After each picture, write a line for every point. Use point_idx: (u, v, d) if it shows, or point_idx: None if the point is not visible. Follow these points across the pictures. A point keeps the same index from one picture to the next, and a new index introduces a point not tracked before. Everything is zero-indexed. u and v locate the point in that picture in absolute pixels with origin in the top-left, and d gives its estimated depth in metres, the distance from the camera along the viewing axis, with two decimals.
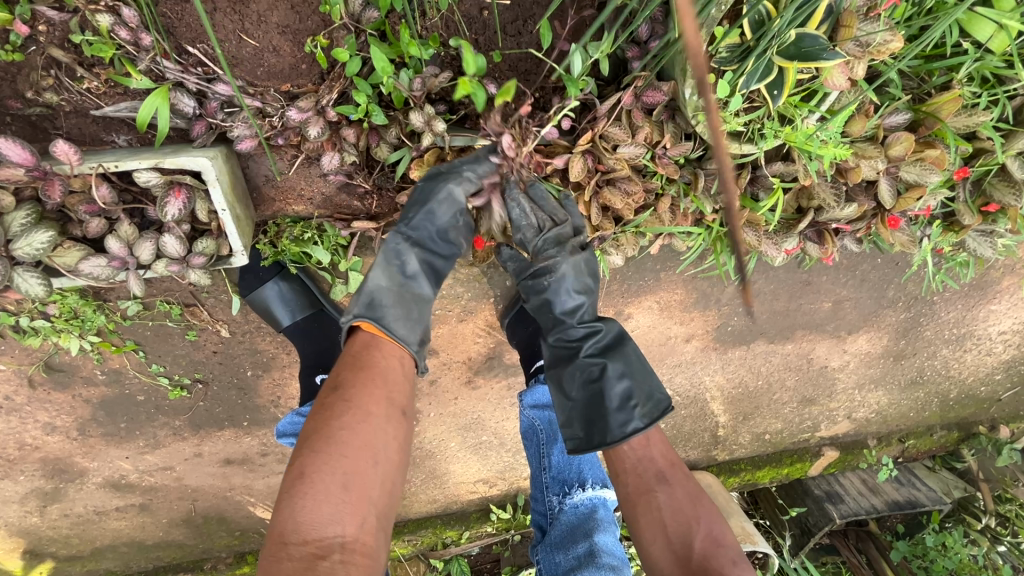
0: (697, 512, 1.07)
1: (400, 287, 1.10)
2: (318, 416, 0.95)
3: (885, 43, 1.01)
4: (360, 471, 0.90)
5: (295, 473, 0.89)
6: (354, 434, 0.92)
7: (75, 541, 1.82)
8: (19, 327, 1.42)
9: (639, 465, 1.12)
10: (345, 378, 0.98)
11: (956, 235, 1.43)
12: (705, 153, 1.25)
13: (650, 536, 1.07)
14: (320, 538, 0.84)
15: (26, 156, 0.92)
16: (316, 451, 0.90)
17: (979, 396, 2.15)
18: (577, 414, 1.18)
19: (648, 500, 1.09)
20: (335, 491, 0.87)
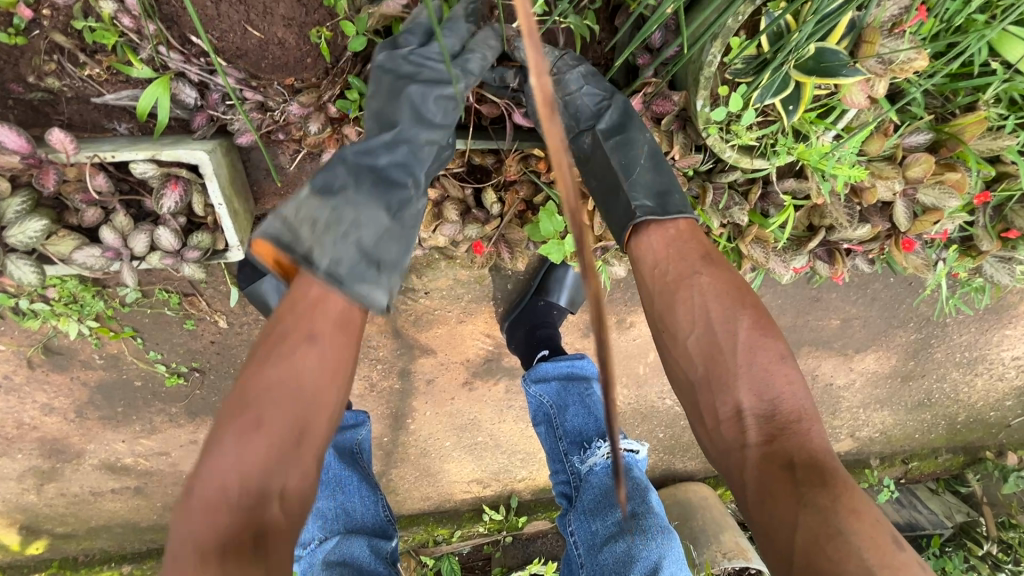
0: (741, 299, 0.89)
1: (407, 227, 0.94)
2: (277, 356, 0.80)
3: (909, 62, 0.97)
4: (313, 427, 0.79)
5: (249, 419, 0.75)
6: (317, 389, 0.80)
7: (70, 520, 1.84)
8: (18, 309, 1.42)
9: (677, 250, 0.95)
10: (320, 326, 0.82)
11: (973, 261, 1.38)
12: (715, 165, 1.20)
13: (686, 329, 0.89)
14: (260, 489, 0.74)
15: (21, 143, 0.91)
16: (270, 398, 0.77)
17: (987, 420, 2.10)
18: (645, 180, 1.01)
19: (687, 288, 0.90)
20: (288, 444, 0.76)
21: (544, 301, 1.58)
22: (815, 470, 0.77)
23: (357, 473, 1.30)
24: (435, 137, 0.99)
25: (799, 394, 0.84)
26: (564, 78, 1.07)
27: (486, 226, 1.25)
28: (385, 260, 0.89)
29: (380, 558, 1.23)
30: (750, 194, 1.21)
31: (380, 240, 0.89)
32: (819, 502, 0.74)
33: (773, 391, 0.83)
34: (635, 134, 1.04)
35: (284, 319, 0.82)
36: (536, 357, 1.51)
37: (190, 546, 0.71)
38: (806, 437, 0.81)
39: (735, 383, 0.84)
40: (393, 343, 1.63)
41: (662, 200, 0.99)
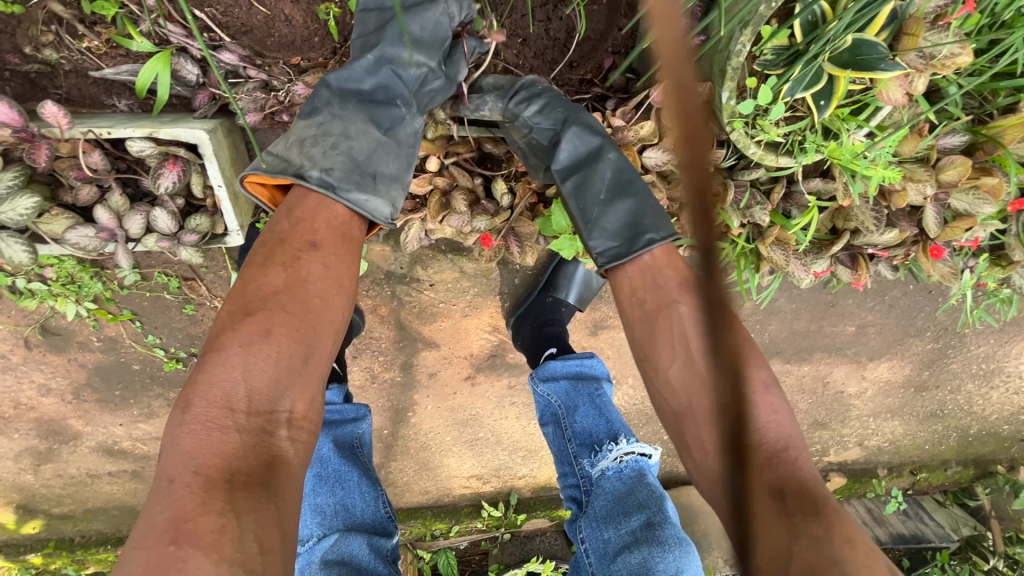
0: (724, 326, 0.88)
1: (400, 147, 0.99)
2: (282, 267, 0.81)
3: (952, 57, 0.90)
4: (315, 348, 0.80)
5: (255, 330, 0.76)
6: (320, 308, 0.82)
7: (66, 501, 1.83)
8: (15, 287, 1.39)
9: (653, 278, 0.92)
10: (325, 240, 0.85)
11: (1003, 271, 1.32)
12: (738, 162, 1.15)
13: (669, 360, 0.85)
14: (270, 410, 0.75)
15: (14, 117, 0.86)
16: (275, 315, 0.77)
17: (1000, 434, 2.04)
18: (606, 221, 0.98)
19: (668, 318, 0.87)
20: (294, 362, 0.77)
21: (553, 298, 1.53)
22: (806, 498, 0.75)
23: (357, 468, 1.27)
24: (422, 58, 0.99)
25: (782, 424, 0.84)
26: (517, 120, 1.06)
27: (495, 218, 1.20)
28: (380, 173, 0.95)
29: (379, 557, 1.19)
30: (772, 194, 1.15)
31: (373, 155, 0.95)
32: (811, 528, 0.72)
33: (759, 422, 0.82)
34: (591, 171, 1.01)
35: (291, 234, 0.84)
36: (543, 356, 1.46)
37: (191, 467, 0.69)
38: (793, 467, 0.80)
39: None
40: (395, 335, 1.60)
41: (627, 238, 0.95)
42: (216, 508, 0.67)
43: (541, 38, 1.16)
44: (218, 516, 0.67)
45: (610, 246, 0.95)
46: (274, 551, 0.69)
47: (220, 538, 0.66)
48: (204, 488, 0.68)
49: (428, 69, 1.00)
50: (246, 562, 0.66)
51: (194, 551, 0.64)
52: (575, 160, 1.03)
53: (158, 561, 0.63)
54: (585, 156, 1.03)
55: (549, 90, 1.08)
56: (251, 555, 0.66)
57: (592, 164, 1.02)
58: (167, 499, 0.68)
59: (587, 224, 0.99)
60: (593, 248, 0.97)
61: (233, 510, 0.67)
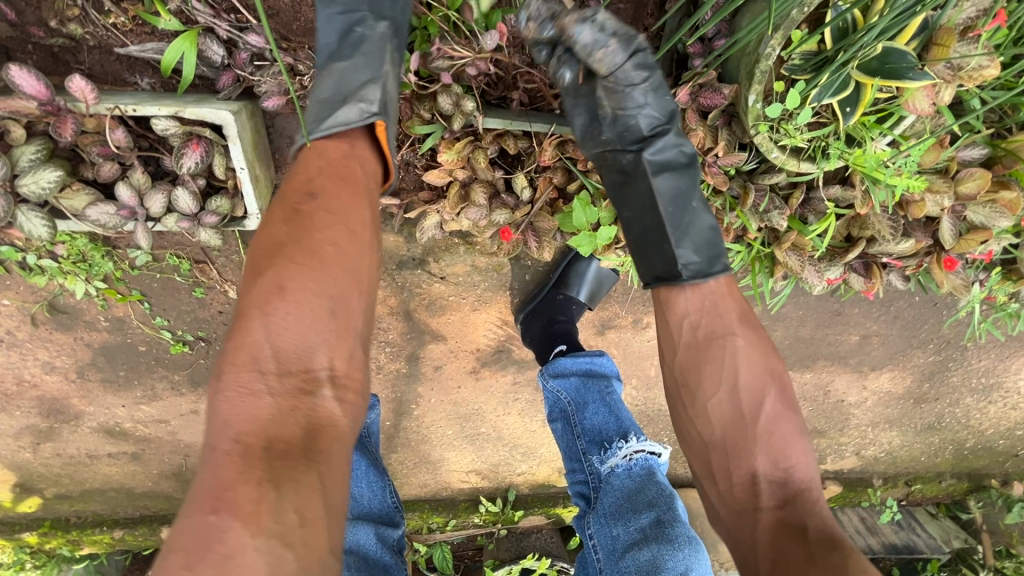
0: (771, 367, 0.88)
1: (372, 59, 0.94)
2: (289, 223, 0.80)
3: (979, 69, 0.91)
4: (345, 297, 0.78)
5: (271, 287, 0.75)
6: (339, 259, 0.79)
7: (65, 480, 1.82)
8: (25, 264, 1.38)
9: (712, 305, 0.91)
10: (326, 187, 0.82)
11: (1014, 284, 1.33)
12: (759, 167, 1.15)
13: (710, 390, 0.86)
14: (306, 369, 0.74)
15: (39, 89, 0.85)
16: (292, 272, 0.76)
17: (996, 448, 2.06)
18: (696, 234, 0.95)
19: (719, 348, 0.87)
20: (318, 316, 0.75)
21: (564, 295, 1.53)
22: (828, 536, 0.77)
23: (364, 457, 1.28)
24: None
25: (810, 469, 0.86)
26: (619, 92, 0.97)
27: (515, 212, 1.20)
28: (353, 91, 0.91)
29: (385, 546, 1.19)
30: (792, 199, 1.15)
31: (342, 79, 0.92)
32: (833, 563, 0.73)
33: (788, 461, 0.84)
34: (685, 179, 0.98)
35: (291, 191, 0.82)
36: (553, 352, 1.50)
37: (229, 435, 0.69)
38: (815, 507, 0.82)
39: (754, 451, 0.83)
40: (403, 326, 1.60)
41: (712, 254, 0.94)
42: (255, 477, 0.67)
43: None
44: (258, 487, 0.66)
45: (698, 261, 0.93)
46: (316, 521, 0.69)
47: (259, 508, 0.65)
48: (243, 457, 0.68)
49: None
50: (286, 534, 0.66)
51: (235, 520, 0.64)
52: (667, 158, 0.98)
53: (199, 530, 0.64)
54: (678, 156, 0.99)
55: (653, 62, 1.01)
56: (291, 524, 0.66)
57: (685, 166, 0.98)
58: (211, 468, 0.68)
59: (676, 230, 0.95)
60: (679, 257, 0.93)
61: (272, 479, 0.67)
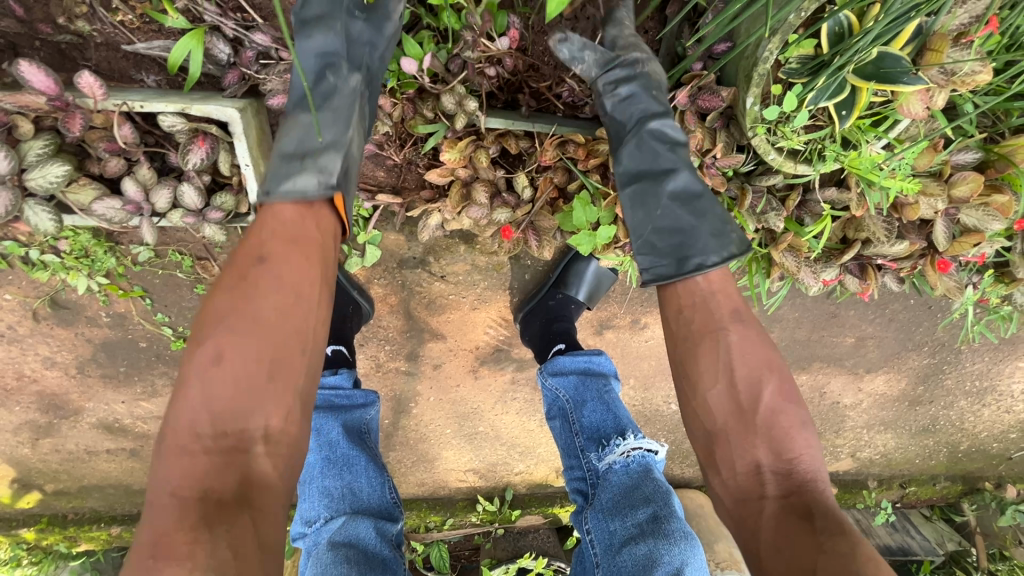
0: (770, 359, 0.89)
1: (341, 122, 0.94)
2: (231, 288, 0.78)
3: (972, 74, 0.92)
4: (282, 359, 0.77)
5: (208, 354, 0.74)
6: (282, 320, 0.78)
7: (63, 476, 1.82)
8: (28, 259, 1.39)
9: (703, 300, 0.93)
10: (274, 255, 0.80)
11: (1007, 287, 1.35)
12: (756, 168, 1.16)
13: (710, 383, 0.88)
14: (240, 429, 0.74)
15: (49, 85, 0.85)
16: (232, 334, 0.75)
17: (989, 451, 2.07)
18: (663, 243, 0.97)
19: (716, 343, 0.89)
20: (256, 379, 0.74)
21: (563, 294, 1.55)
22: (832, 520, 0.79)
23: (364, 453, 1.29)
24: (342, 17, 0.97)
25: (816, 458, 0.86)
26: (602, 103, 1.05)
27: (516, 211, 1.22)
28: (311, 156, 0.89)
29: (385, 540, 1.20)
30: (789, 200, 1.16)
31: (304, 140, 0.91)
32: (837, 549, 0.75)
33: (792, 452, 0.85)
34: (662, 187, 0.99)
35: (239, 255, 0.81)
36: (553, 352, 1.51)
37: (166, 490, 0.71)
38: (820, 496, 0.83)
39: (756, 442, 0.85)
40: (403, 325, 1.61)
41: (679, 256, 0.95)
42: (190, 525, 0.68)
43: (568, 37, 1.18)
44: (192, 530, 0.68)
45: (662, 265, 0.95)
46: (251, 559, 0.70)
47: (193, 550, 0.68)
48: (180, 505, 0.70)
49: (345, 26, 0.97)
50: (219, 568, 0.68)
51: (168, 562, 0.67)
52: (644, 167, 1.02)
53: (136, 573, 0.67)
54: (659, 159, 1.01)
55: (650, 73, 1.03)
56: (224, 560, 0.68)
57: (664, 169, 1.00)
58: (150, 518, 0.70)
59: (642, 238, 0.99)
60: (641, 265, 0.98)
61: (205, 525, 0.69)
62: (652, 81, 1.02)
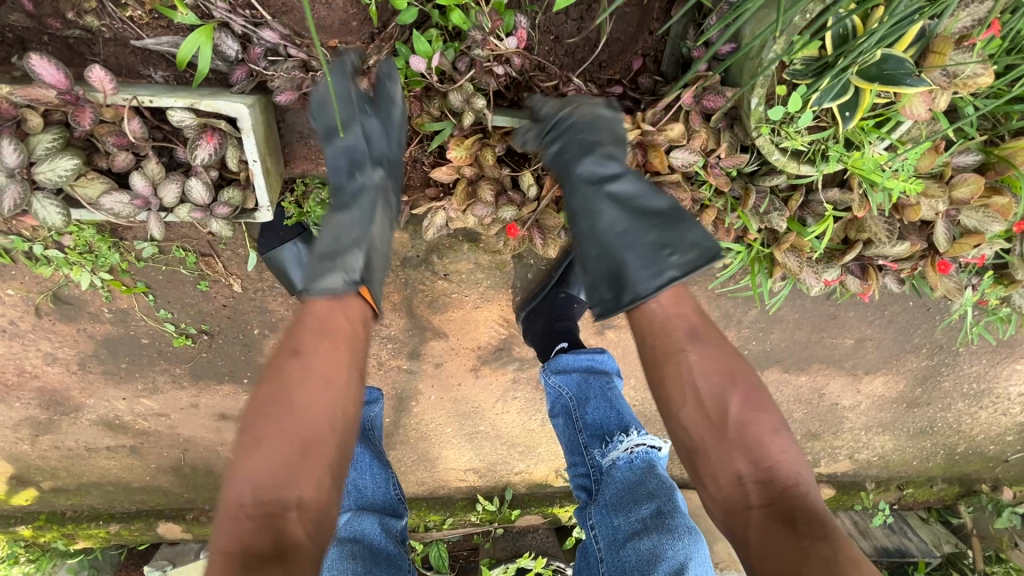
0: (733, 370, 0.90)
1: (367, 223, 1.00)
2: (274, 375, 0.87)
3: (974, 77, 0.94)
4: (316, 435, 0.84)
5: (253, 434, 0.83)
6: (316, 399, 0.85)
7: (62, 473, 1.82)
8: (31, 254, 1.39)
9: (661, 323, 0.93)
10: (307, 346, 0.88)
11: (1006, 289, 1.36)
12: (760, 168, 1.17)
13: (680, 402, 0.90)
14: (278, 498, 0.79)
15: (59, 78, 0.86)
16: (274, 414, 0.83)
17: (986, 454, 2.09)
18: (600, 275, 0.97)
19: (678, 364, 0.91)
20: (290, 456, 0.81)
21: (564, 293, 1.59)
22: (815, 523, 0.80)
23: (369, 450, 1.29)
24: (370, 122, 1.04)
25: (794, 461, 0.87)
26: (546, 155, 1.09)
27: (522, 209, 1.22)
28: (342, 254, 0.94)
29: (389, 536, 1.20)
30: (792, 201, 1.17)
31: (336, 239, 0.95)
32: (820, 554, 0.76)
33: (769, 459, 0.86)
34: (595, 221, 1.00)
35: (281, 348, 0.90)
36: (553, 350, 1.49)
37: (213, 550, 0.76)
38: (803, 499, 0.84)
39: (731, 453, 0.86)
40: (405, 323, 1.61)
41: (619, 288, 0.95)
42: None
43: (573, 36, 1.18)
44: None
45: (604, 298, 0.95)
46: None
47: None
48: (222, 563, 0.74)
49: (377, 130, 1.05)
50: None
51: None
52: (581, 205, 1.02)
53: None
54: (593, 194, 1.01)
55: (581, 119, 1.05)
56: None
57: (597, 203, 1.00)
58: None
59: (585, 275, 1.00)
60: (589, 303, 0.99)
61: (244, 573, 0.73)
62: (582, 127, 1.04)
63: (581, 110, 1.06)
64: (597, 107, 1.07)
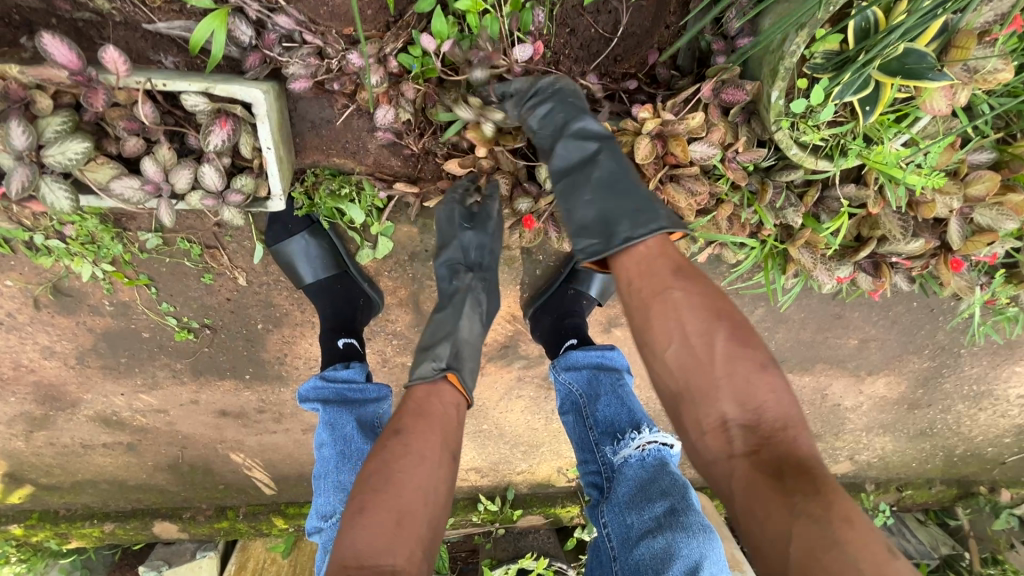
0: (718, 309, 0.82)
1: (464, 322, 1.14)
2: (375, 451, 0.91)
3: (994, 72, 0.94)
4: (411, 507, 0.85)
5: (355, 506, 0.84)
6: (412, 473, 0.87)
7: (56, 471, 1.78)
8: (32, 244, 1.36)
9: (648, 264, 0.89)
10: (407, 425, 0.93)
11: (1015, 288, 1.37)
12: (776, 163, 1.17)
13: (663, 343, 0.83)
14: (375, 564, 0.78)
15: (72, 59, 0.83)
16: (375, 485, 0.86)
17: (984, 456, 2.09)
18: (591, 220, 0.95)
19: (661, 303, 0.84)
20: (388, 525, 0.82)
21: (574, 289, 1.56)
22: (806, 477, 0.71)
23: None
24: (474, 238, 1.22)
25: (784, 403, 0.77)
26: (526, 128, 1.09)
27: (538, 201, 1.22)
28: (438, 348, 1.08)
29: None
30: (809, 196, 1.17)
31: (438, 334, 1.12)
32: (809, 510, 0.68)
33: (758, 401, 0.77)
34: (581, 179, 1.00)
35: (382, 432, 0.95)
36: (563, 347, 1.47)
37: None
38: (793, 446, 0.75)
39: (716, 396, 0.78)
40: (410, 318, 1.55)
41: (608, 233, 0.93)
42: None
43: (589, 29, 1.17)
44: None
45: (595, 242, 0.93)
46: None
47: None
48: None
49: (480, 244, 1.23)
50: None
51: None
52: (568, 164, 1.03)
53: None
54: (580, 155, 1.03)
55: (563, 92, 1.09)
56: None
57: (583, 162, 1.01)
58: None
59: (573, 223, 0.98)
60: (576, 247, 0.96)
61: None
62: (564, 96, 1.08)
63: (563, 84, 1.10)
64: (575, 87, 1.12)
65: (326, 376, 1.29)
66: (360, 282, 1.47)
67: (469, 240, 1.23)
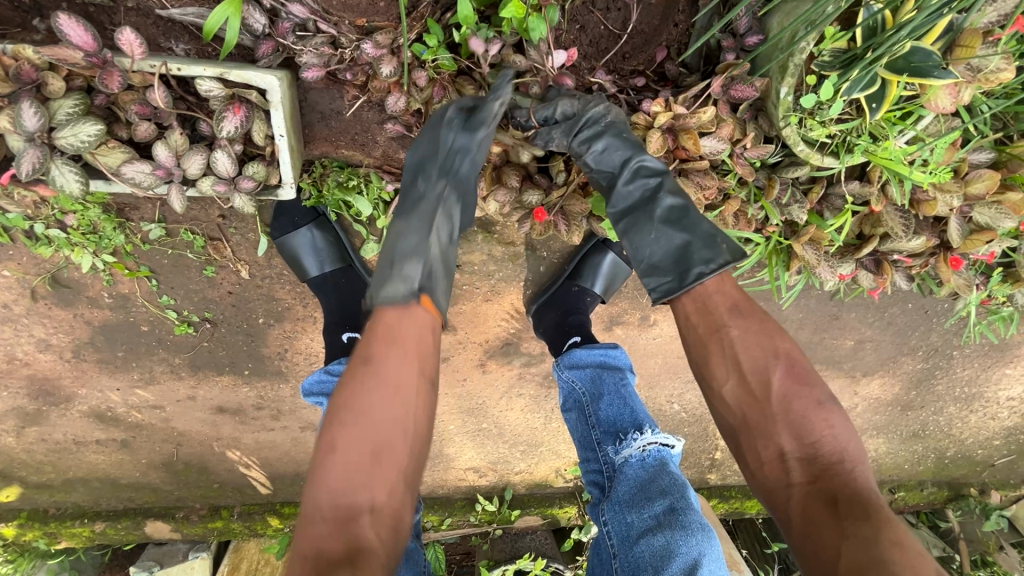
0: (776, 346, 0.87)
1: (433, 237, 0.97)
2: (348, 377, 0.84)
3: (997, 71, 0.96)
4: (385, 442, 0.80)
5: (324, 444, 0.80)
6: (386, 405, 0.81)
7: (47, 468, 1.74)
8: (32, 233, 1.34)
9: (705, 300, 0.93)
10: (377, 351, 0.84)
11: (1012, 287, 1.39)
12: (782, 160, 1.19)
13: (721, 378, 0.88)
14: (350, 502, 0.77)
15: (87, 41, 0.84)
16: (346, 417, 0.80)
17: (974, 458, 2.11)
18: (660, 257, 0.98)
19: (719, 341, 0.89)
20: (363, 461, 0.78)
21: (578, 286, 1.56)
22: (859, 505, 0.75)
23: None
24: (462, 144, 1.04)
25: (840, 438, 0.82)
26: (579, 162, 1.09)
27: (548, 193, 1.23)
28: (406, 266, 0.92)
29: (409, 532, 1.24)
30: (813, 193, 1.19)
31: (403, 247, 0.93)
32: (863, 534, 0.72)
33: (813, 435, 0.82)
34: (644, 215, 1.01)
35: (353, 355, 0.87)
36: (567, 344, 1.47)
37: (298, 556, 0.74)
38: (849, 478, 0.79)
39: (773, 429, 0.83)
40: None
41: (681, 270, 0.95)
42: None
43: (599, 25, 1.18)
44: None
45: (667, 281, 0.96)
46: None
47: None
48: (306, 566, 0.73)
49: (465, 153, 1.04)
50: None
51: None
52: (629, 201, 1.04)
53: None
54: (640, 192, 1.03)
55: (613, 122, 1.08)
56: None
57: (645, 199, 1.02)
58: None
59: (642, 261, 1.01)
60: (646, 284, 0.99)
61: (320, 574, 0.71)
62: (616, 127, 1.07)
63: (612, 113, 1.09)
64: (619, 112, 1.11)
65: (330, 370, 1.29)
66: (364, 277, 1.48)
67: (459, 147, 1.04)
